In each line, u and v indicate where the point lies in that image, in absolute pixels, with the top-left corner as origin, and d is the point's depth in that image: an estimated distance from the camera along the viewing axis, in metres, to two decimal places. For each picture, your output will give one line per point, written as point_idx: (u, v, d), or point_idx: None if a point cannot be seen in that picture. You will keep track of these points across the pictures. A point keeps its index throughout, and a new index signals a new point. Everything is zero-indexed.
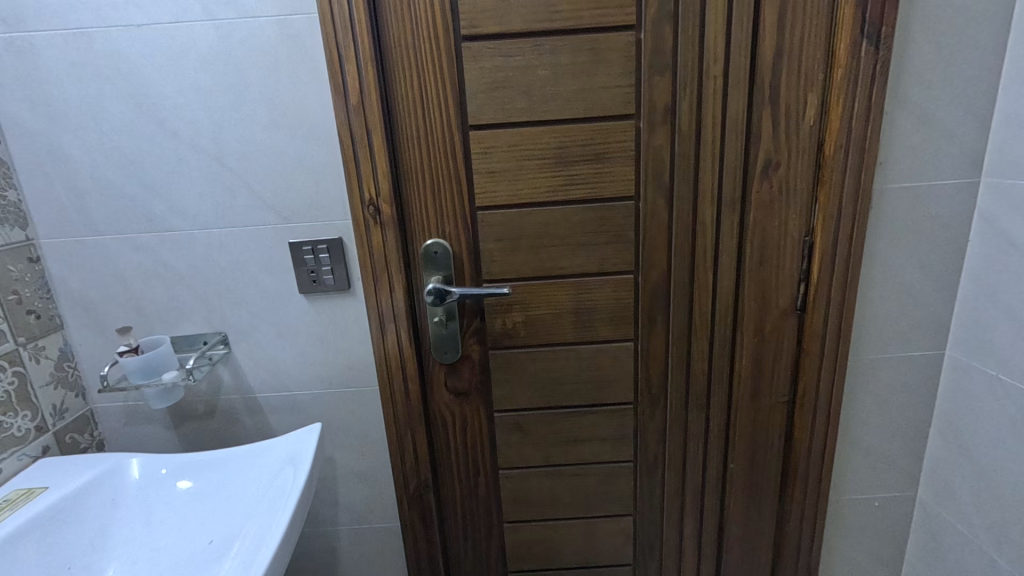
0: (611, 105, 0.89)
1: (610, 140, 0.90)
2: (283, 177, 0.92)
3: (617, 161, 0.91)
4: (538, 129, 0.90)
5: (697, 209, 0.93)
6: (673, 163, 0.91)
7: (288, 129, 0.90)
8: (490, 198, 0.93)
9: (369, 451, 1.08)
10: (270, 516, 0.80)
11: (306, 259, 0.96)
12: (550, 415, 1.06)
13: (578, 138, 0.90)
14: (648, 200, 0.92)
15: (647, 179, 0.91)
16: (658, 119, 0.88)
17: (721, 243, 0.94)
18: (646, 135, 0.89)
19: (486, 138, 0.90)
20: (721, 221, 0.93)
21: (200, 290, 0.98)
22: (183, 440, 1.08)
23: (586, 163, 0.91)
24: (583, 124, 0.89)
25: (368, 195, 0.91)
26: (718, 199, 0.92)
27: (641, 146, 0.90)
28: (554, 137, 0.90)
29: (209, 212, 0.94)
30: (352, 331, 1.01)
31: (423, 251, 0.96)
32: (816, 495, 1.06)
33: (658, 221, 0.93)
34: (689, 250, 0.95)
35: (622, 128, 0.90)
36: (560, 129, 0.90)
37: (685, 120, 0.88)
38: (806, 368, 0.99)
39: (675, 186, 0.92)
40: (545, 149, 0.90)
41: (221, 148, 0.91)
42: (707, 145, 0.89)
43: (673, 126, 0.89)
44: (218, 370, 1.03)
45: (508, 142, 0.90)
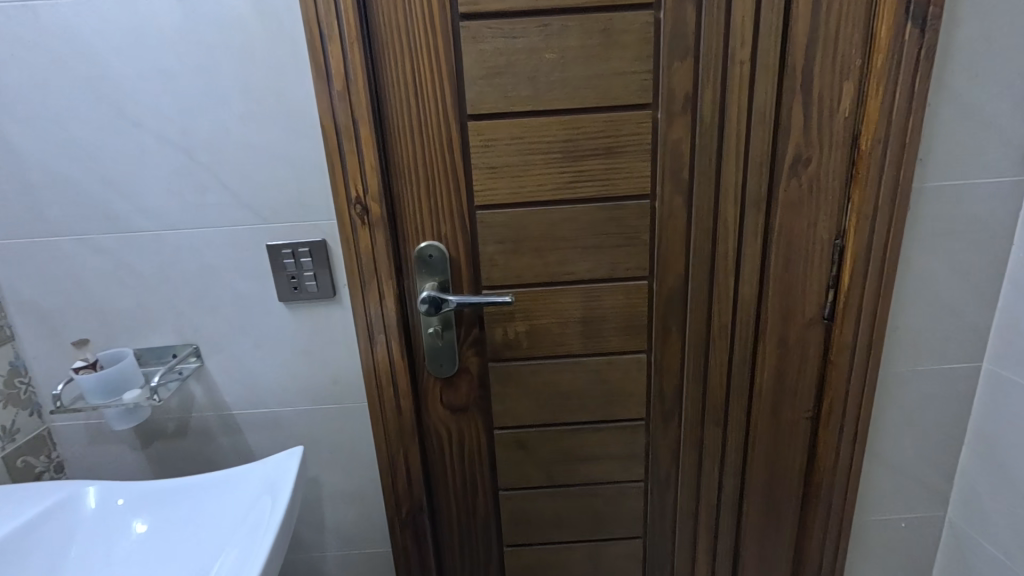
0: (627, 93, 0.79)
1: (625, 132, 0.81)
2: (260, 171, 0.82)
3: (632, 156, 0.82)
4: (545, 120, 0.80)
5: (718, 209, 0.84)
6: (693, 158, 0.82)
7: (265, 118, 0.80)
8: (490, 196, 0.84)
9: (357, 472, 0.99)
10: (245, 552, 0.70)
11: (285, 263, 0.86)
12: (555, 433, 0.98)
13: (589, 130, 0.81)
14: (665, 198, 0.84)
15: (665, 176, 0.83)
16: (678, 109, 0.80)
17: (744, 245, 0.86)
18: (665, 126, 0.80)
19: (486, 130, 0.81)
20: (745, 222, 0.85)
21: (168, 298, 0.88)
22: (152, 461, 0.98)
23: (597, 157, 0.82)
24: (595, 115, 0.80)
25: (355, 192, 0.81)
26: (742, 198, 0.84)
27: (658, 139, 0.81)
28: (562, 129, 0.81)
29: (175, 211, 0.84)
30: (338, 343, 0.91)
31: (417, 254, 0.86)
32: (840, 517, 0.99)
33: (675, 221, 0.85)
34: (708, 253, 0.87)
35: (638, 119, 0.81)
36: (569, 120, 0.81)
37: (707, 110, 0.80)
38: (833, 382, 0.92)
39: (695, 183, 0.83)
40: (552, 142, 0.81)
41: (187, 139, 0.81)
42: (732, 138, 0.81)
43: (694, 117, 0.80)
44: (189, 385, 0.93)
45: (511, 134, 0.81)
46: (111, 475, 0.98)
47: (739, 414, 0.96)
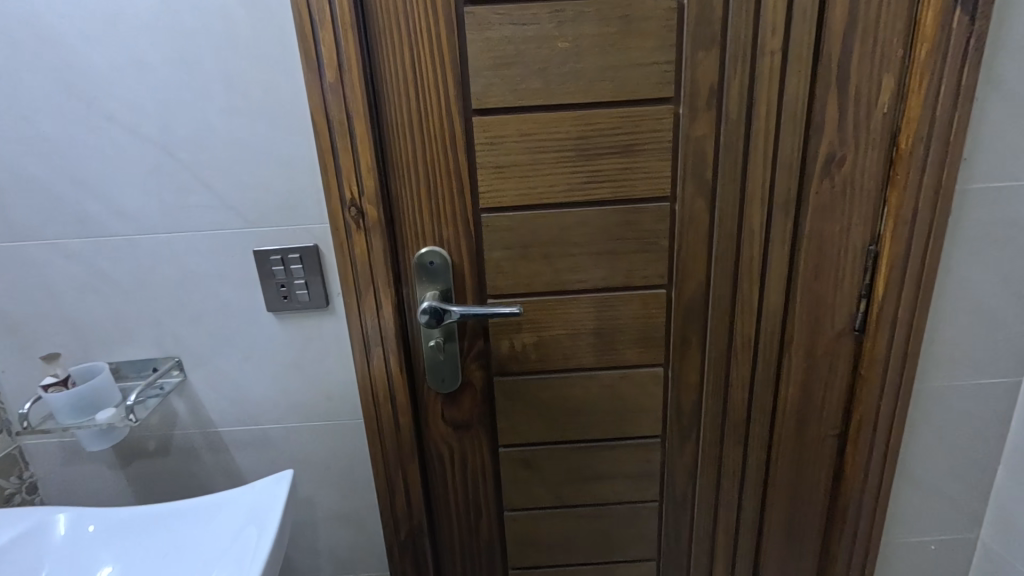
0: (647, 87, 0.73)
1: (643, 129, 0.75)
2: (246, 171, 0.76)
3: (650, 155, 0.76)
4: (557, 115, 0.74)
5: (744, 212, 0.78)
6: (717, 157, 0.76)
7: (250, 111, 0.73)
8: (497, 199, 0.77)
9: (352, 493, 0.92)
10: None
11: (274, 270, 0.79)
12: (564, 451, 0.91)
13: (604, 126, 0.74)
14: (687, 201, 0.77)
15: (686, 176, 0.76)
16: (701, 104, 0.73)
17: (771, 252, 0.80)
18: (687, 122, 0.74)
19: (493, 126, 0.74)
20: (772, 226, 0.78)
21: (147, 307, 0.82)
22: (133, 481, 0.91)
23: (613, 156, 0.76)
24: (611, 110, 0.74)
25: (349, 194, 0.75)
26: (769, 201, 0.77)
27: (680, 136, 0.75)
28: (575, 125, 0.74)
29: (153, 213, 0.77)
30: (332, 355, 0.85)
31: (417, 261, 0.80)
32: (867, 539, 0.93)
33: (696, 226, 0.79)
34: (732, 260, 0.80)
35: (658, 114, 0.74)
36: (583, 115, 0.74)
37: (734, 105, 0.73)
38: (864, 397, 0.86)
39: (719, 184, 0.77)
40: (564, 139, 0.75)
41: (166, 135, 0.74)
42: (760, 135, 0.74)
43: (719, 112, 0.74)
44: (171, 401, 0.87)
45: (520, 130, 0.74)
46: (88, 496, 0.92)
47: (762, 431, 0.90)
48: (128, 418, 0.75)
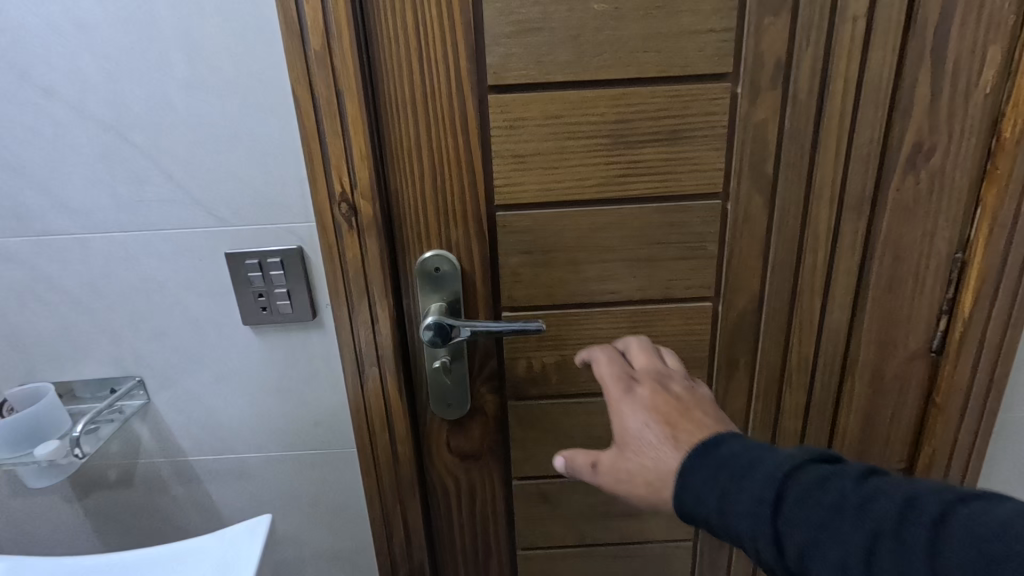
0: (701, 60, 0.60)
1: (694, 112, 0.62)
2: (216, 158, 0.63)
3: (701, 143, 0.63)
4: (590, 94, 0.61)
5: (808, 212, 0.66)
6: (780, 146, 0.63)
7: (220, 85, 0.60)
8: (516, 194, 0.65)
9: (343, 531, 0.80)
10: None
11: (251, 277, 0.67)
12: (588, 485, 0.79)
13: (647, 108, 0.62)
14: (741, 198, 0.65)
15: (742, 169, 0.64)
16: (765, 81, 0.61)
17: (837, 260, 0.68)
18: (747, 104, 0.61)
19: (512, 106, 0.62)
20: (842, 230, 0.66)
21: (101, 319, 0.69)
22: (89, 516, 0.79)
23: (656, 144, 0.63)
24: (656, 88, 0.61)
25: (339, 187, 0.62)
26: (840, 199, 0.65)
27: (737, 120, 0.62)
28: (611, 107, 0.62)
29: (105, 208, 0.65)
30: (320, 376, 0.73)
31: (419, 267, 0.67)
32: None
33: (751, 228, 0.66)
34: (791, 269, 0.68)
35: (712, 94, 0.61)
36: (621, 94, 0.61)
37: (804, 84, 0.61)
38: (937, 429, 0.74)
39: (780, 179, 0.64)
40: (598, 123, 0.62)
41: (118, 113, 0.61)
42: (833, 121, 0.62)
43: (785, 92, 0.61)
44: (133, 425, 0.75)
45: (545, 111, 0.62)
46: (38, 533, 0.79)
47: None
48: (73, 453, 0.63)
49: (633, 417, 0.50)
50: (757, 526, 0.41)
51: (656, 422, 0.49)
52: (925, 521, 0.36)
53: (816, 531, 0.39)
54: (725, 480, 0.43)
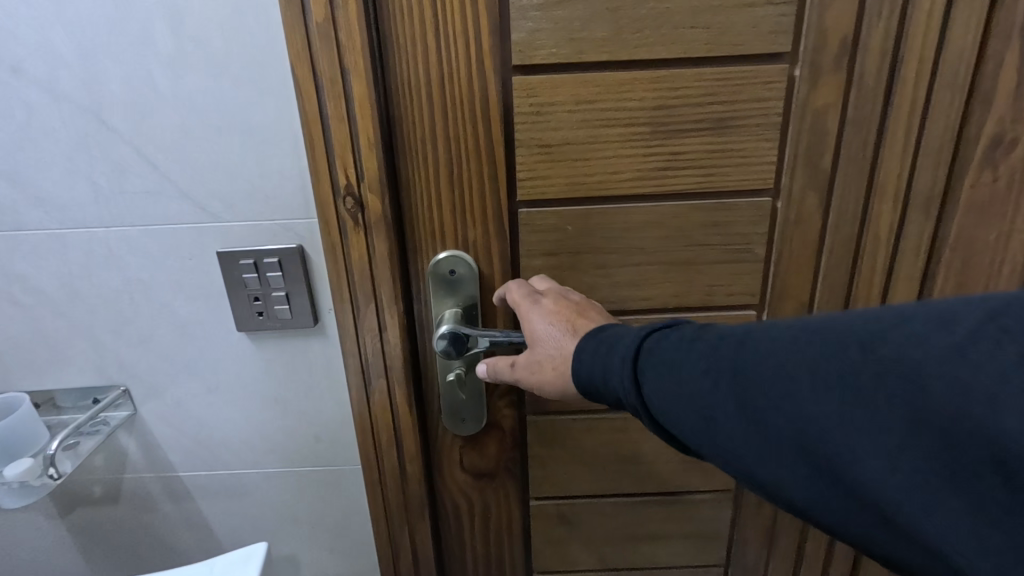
0: (756, 37, 0.53)
1: (745, 97, 0.55)
2: (206, 146, 0.56)
3: (751, 133, 0.56)
4: (628, 76, 0.54)
5: (869, 211, 0.58)
6: (840, 136, 0.56)
7: (211, 64, 0.54)
8: (541, 188, 0.58)
9: (347, 552, 0.75)
10: None
11: (246, 279, 0.61)
12: (611, 506, 0.73)
13: (692, 92, 0.55)
14: (793, 196, 0.58)
15: (797, 162, 0.57)
16: (828, 63, 0.53)
17: (899, 265, 0.60)
18: (805, 88, 0.54)
19: (539, 88, 0.55)
20: (906, 233, 0.59)
21: (82, 322, 0.63)
22: (71, 535, 0.73)
23: (700, 135, 0.56)
24: (704, 70, 0.54)
25: (344, 179, 0.56)
26: (906, 196, 0.58)
27: (793, 107, 0.55)
28: (652, 91, 0.55)
29: (83, 201, 0.58)
30: (322, 387, 0.66)
31: (432, 268, 0.60)
32: None
33: (804, 228, 0.59)
34: (846, 277, 0.61)
35: (767, 77, 0.54)
36: (664, 76, 0.54)
37: (871, 65, 0.53)
38: None
39: (839, 174, 0.57)
40: (636, 109, 0.55)
41: (96, 94, 0.54)
42: (902, 108, 0.55)
43: (849, 75, 0.54)
44: (118, 438, 0.68)
45: (576, 95, 0.55)
46: (16, 553, 0.73)
47: None
48: (46, 474, 0.59)
49: (542, 324, 0.52)
50: (615, 377, 0.43)
51: (561, 325, 0.51)
52: (735, 339, 0.39)
53: (656, 370, 0.41)
54: (599, 354, 0.44)
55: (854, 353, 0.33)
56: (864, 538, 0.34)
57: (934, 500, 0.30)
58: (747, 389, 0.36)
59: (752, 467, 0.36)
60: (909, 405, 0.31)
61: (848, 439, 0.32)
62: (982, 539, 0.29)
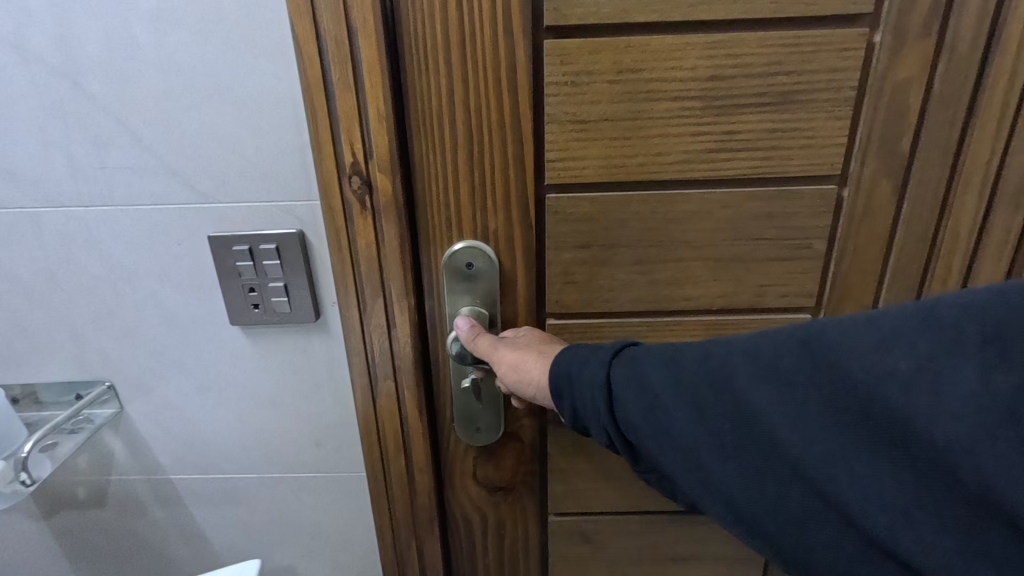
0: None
1: (814, 67, 0.48)
2: (195, 115, 0.50)
3: (819, 109, 0.49)
4: (680, 40, 0.47)
5: (949, 203, 0.52)
6: (923, 113, 0.49)
7: (203, 21, 0.47)
8: (574, 171, 0.51)
9: (349, 564, 0.70)
10: None
11: (241, 267, 0.55)
12: (639, 525, 0.67)
13: (754, 60, 0.48)
14: (864, 183, 0.51)
15: (870, 144, 0.50)
16: (914, 28, 0.47)
17: (979, 267, 0.54)
18: (887, 57, 0.48)
19: (575, 54, 0.47)
20: (991, 229, 0.52)
21: (61, 312, 0.57)
22: (56, 539, 0.68)
23: (760, 111, 0.49)
24: (769, 34, 0.47)
25: (349, 157, 0.49)
26: (994, 186, 0.51)
27: (871, 80, 0.48)
28: (707, 58, 0.48)
29: (61, 177, 0.52)
30: (324, 389, 0.60)
31: (447, 261, 0.53)
32: None
33: (873, 221, 0.53)
34: (915, 277, 0.55)
35: (841, 43, 0.47)
36: (722, 40, 0.47)
37: (965, 30, 0.47)
38: None
39: (918, 159, 0.51)
40: (687, 80, 0.48)
41: (71, 55, 0.48)
42: (997, 83, 0.48)
43: (938, 43, 0.47)
44: (103, 437, 0.63)
45: (618, 63, 0.48)
46: None
47: None
48: (19, 480, 0.54)
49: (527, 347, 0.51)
50: (587, 377, 0.46)
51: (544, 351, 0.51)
52: (695, 345, 0.44)
53: (628, 371, 0.44)
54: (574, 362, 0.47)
55: (796, 354, 0.39)
56: (784, 520, 0.39)
57: (849, 476, 0.36)
58: (706, 387, 0.41)
59: (701, 456, 0.41)
60: (836, 396, 0.37)
61: (783, 424, 0.38)
62: (877, 504, 0.35)
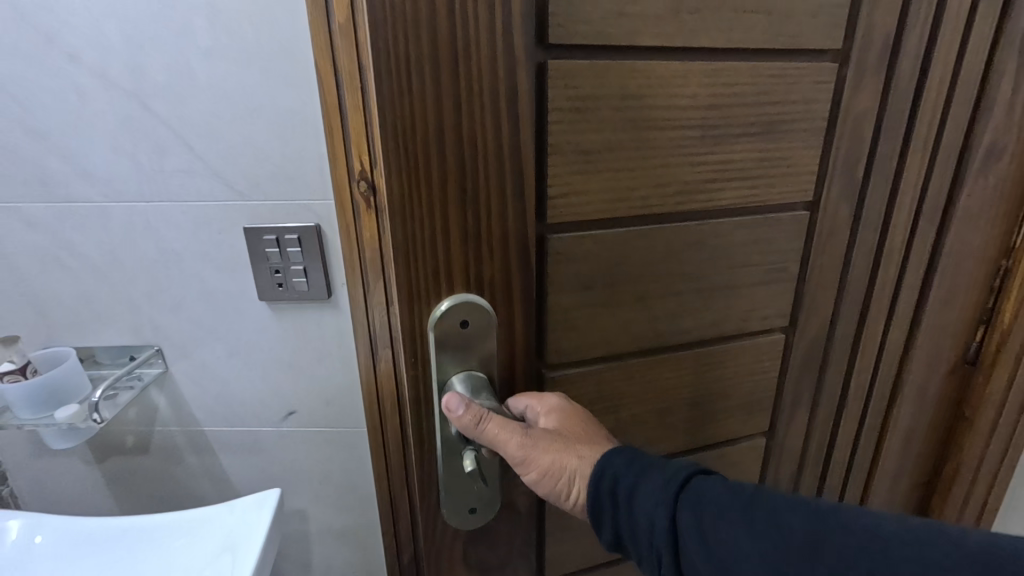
0: (812, 30, 0.55)
1: (794, 99, 0.57)
2: (240, 128, 0.63)
3: (799, 139, 0.59)
4: (681, 69, 0.52)
5: (888, 224, 0.67)
6: (875, 143, 0.63)
7: (260, 63, 0.60)
8: (572, 204, 0.52)
9: (351, 507, 0.82)
10: None
11: (269, 253, 0.67)
12: None
13: (750, 91, 0.55)
14: (830, 207, 0.64)
15: (837, 173, 0.63)
16: (871, 66, 0.59)
17: (907, 273, 0.70)
18: (850, 92, 0.59)
19: (579, 77, 0.48)
20: (917, 237, 0.69)
21: (123, 287, 0.70)
22: (107, 478, 0.81)
23: (750, 140, 0.57)
24: (761, 65, 0.55)
25: (357, 165, 0.62)
26: (919, 207, 0.67)
27: (839, 112, 0.60)
28: (708, 87, 0.53)
29: (127, 177, 0.65)
30: (333, 354, 0.73)
31: (440, 317, 0.47)
32: None
33: (834, 240, 0.66)
34: (865, 278, 0.69)
35: (817, 76, 0.58)
36: (720, 69, 0.53)
37: (905, 72, 0.61)
38: (968, 438, 0.78)
39: (869, 183, 0.65)
40: (689, 107, 0.53)
41: (141, 84, 0.61)
42: (924, 115, 0.63)
43: (886, 82, 0.61)
44: (149, 394, 0.75)
45: (623, 88, 0.50)
46: (55, 493, 0.82)
47: (855, 482, 0.81)
48: (91, 418, 0.65)
49: (567, 453, 0.48)
50: (642, 507, 0.44)
51: (586, 454, 0.48)
52: (790, 499, 0.41)
53: (697, 511, 0.42)
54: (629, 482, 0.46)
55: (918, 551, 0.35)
56: None
57: None
58: (794, 556, 0.38)
59: None
60: None
61: None
62: None
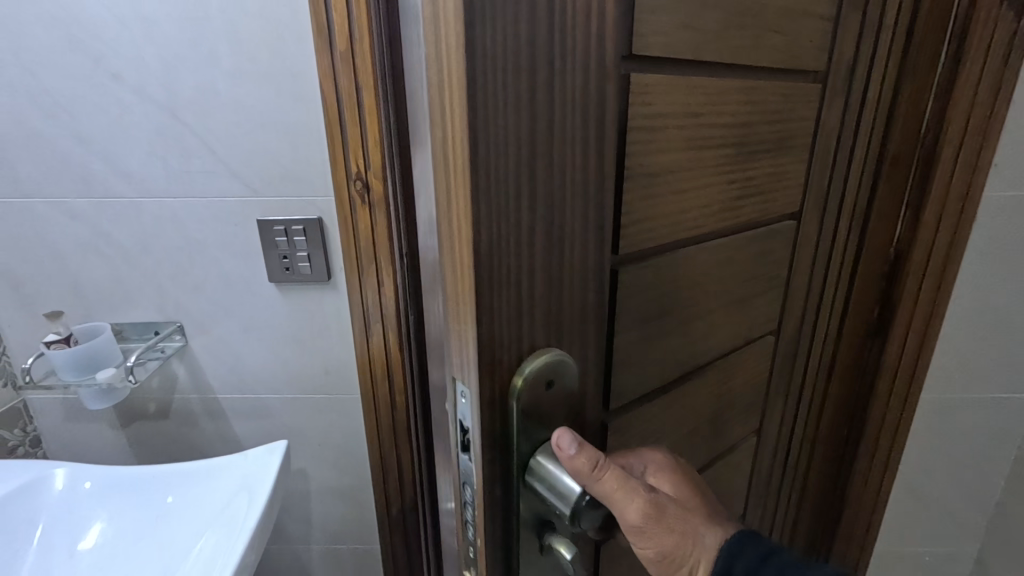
0: (809, 53, 0.56)
1: (794, 117, 0.58)
2: (252, 133, 0.75)
3: (793, 156, 0.60)
4: (725, 86, 0.47)
5: (836, 226, 0.73)
6: (835, 159, 0.67)
7: (271, 82, 0.72)
8: (641, 231, 0.42)
9: (346, 468, 0.94)
10: (227, 535, 0.69)
11: (277, 241, 0.79)
12: None
13: (766, 106, 0.53)
14: (806, 217, 0.67)
15: (812, 184, 0.66)
16: (838, 87, 0.63)
17: (840, 267, 0.77)
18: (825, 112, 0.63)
19: (657, 93, 0.39)
20: (845, 237, 0.76)
21: (151, 269, 0.81)
22: (131, 440, 0.92)
23: (767, 157, 0.56)
24: (776, 83, 0.54)
25: (355, 168, 0.74)
26: (854, 206, 0.74)
27: (820, 129, 0.63)
28: (740, 104, 0.49)
29: (158, 176, 0.76)
30: (336, 331, 0.85)
31: (525, 384, 0.34)
32: (864, 533, 0.97)
33: (805, 246, 0.69)
34: (820, 275, 0.75)
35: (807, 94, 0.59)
36: (753, 87, 0.50)
37: (857, 94, 0.66)
38: (873, 406, 0.89)
39: (830, 192, 0.69)
40: (728, 126, 0.48)
41: (173, 100, 0.73)
42: (863, 132, 0.70)
43: (845, 102, 0.65)
44: (171, 364, 0.87)
45: (687, 106, 0.43)
46: (82, 453, 0.93)
47: (798, 455, 0.89)
48: (128, 378, 0.78)
49: (691, 528, 0.40)
50: None
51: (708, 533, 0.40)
52: None
53: None
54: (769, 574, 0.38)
55: None
56: None
57: None
58: None
59: None
60: None
61: None
62: None
